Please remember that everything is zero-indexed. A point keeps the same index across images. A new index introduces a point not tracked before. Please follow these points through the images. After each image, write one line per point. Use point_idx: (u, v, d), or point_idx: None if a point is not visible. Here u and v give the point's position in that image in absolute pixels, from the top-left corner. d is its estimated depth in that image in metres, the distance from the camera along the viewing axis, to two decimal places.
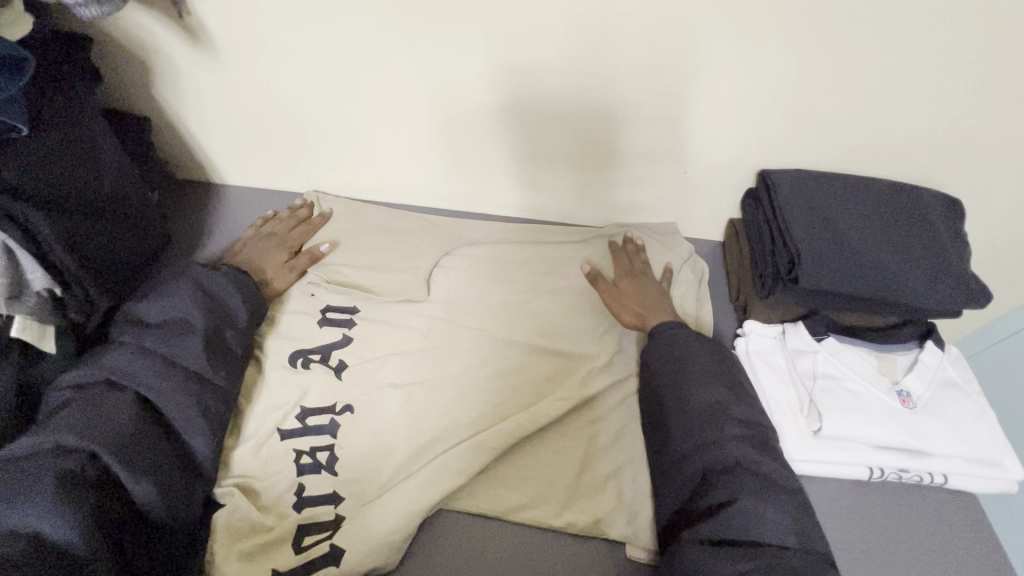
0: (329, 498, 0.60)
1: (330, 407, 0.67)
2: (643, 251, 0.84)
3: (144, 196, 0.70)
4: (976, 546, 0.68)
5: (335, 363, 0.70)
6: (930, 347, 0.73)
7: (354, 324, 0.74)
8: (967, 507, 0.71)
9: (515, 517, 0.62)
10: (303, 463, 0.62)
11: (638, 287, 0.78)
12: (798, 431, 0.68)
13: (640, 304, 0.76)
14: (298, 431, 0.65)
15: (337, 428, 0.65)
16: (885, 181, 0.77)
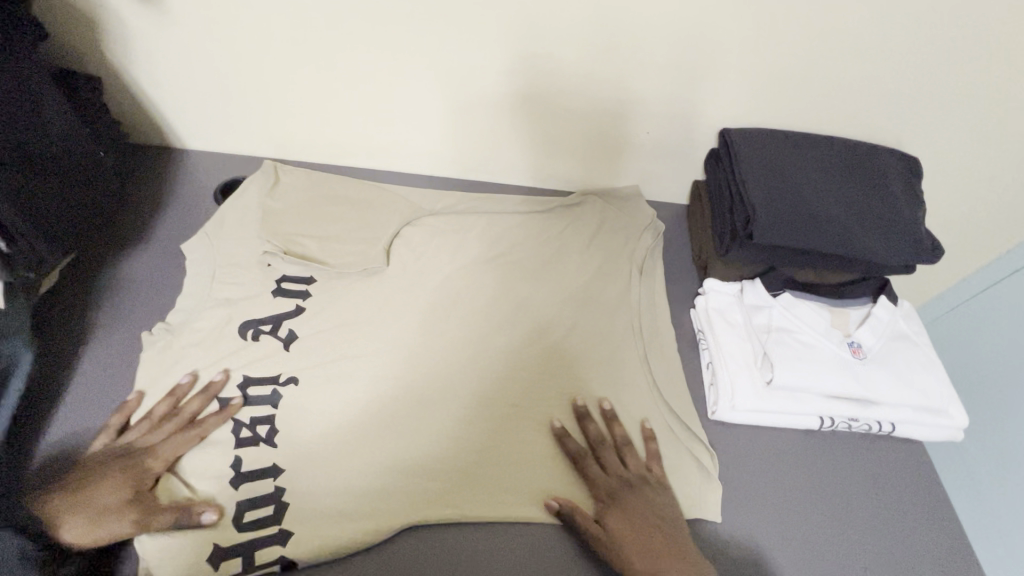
0: (268, 470, 0.61)
1: (275, 377, 0.67)
2: (607, 217, 0.85)
3: (93, 154, 0.69)
4: (919, 490, 0.71)
5: (284, 334, 0.70)
6: (882, 301, 0.74)
7: (309, 295, 0.73)
8: (913, 455, 0.73)
9: (472, 468, 0.64)
10: (241, 437, 0.62)
11: (630, 507, 0.60)
12: (751, 383, 0.70)
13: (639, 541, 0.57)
14: (237, 404, 0.64)
15: (280, 399, 0.65)
16: (841, 138, 0.78)
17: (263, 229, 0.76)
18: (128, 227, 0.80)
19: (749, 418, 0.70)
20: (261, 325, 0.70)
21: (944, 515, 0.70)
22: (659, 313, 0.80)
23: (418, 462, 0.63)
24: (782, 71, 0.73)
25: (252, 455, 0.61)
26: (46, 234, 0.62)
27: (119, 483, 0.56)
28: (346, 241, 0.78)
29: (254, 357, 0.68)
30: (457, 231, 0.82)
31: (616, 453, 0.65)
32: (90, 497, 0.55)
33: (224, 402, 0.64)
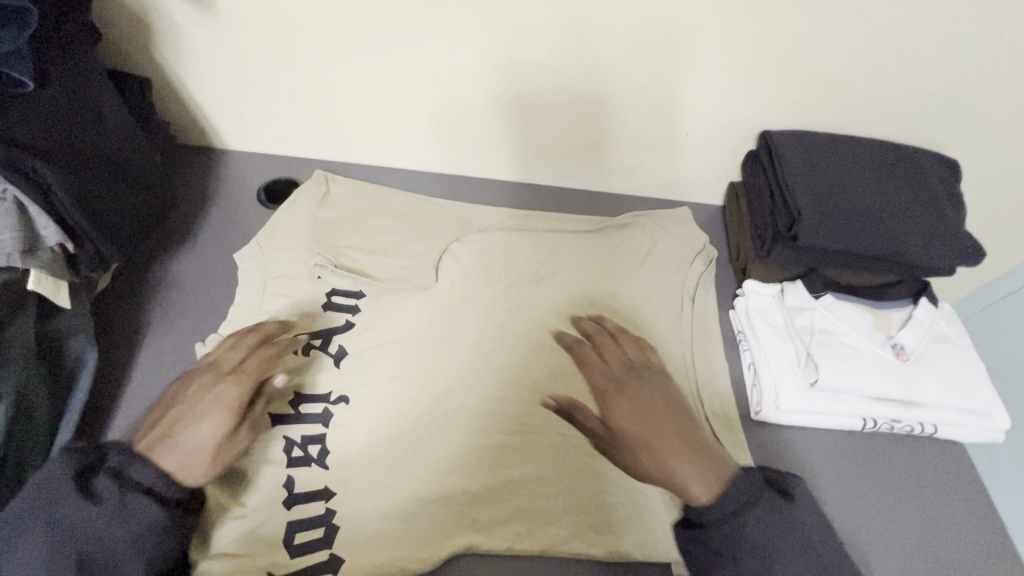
0: (319, 493, 0.62)
1: (325, 396, 0.68)
2: (649, 227, 0.86)
3: (150, 158, 0.70)
4: (961, 487, 0.72)
5: (335, 350, 0.71)
6: (923, 303, 0.75)
7: (358, 310, 0.74)
8: (955, 453, 0.74)
9: (520, 473, 0.66)
10: (295, 456, 0.63)
11: (641, 391, 0.57)
12: (795, 384, 0.70)
13: (651, 427, 0.55)
14: (291, 418, 0.66)
15: (331, 417, 0.66)
16: (884, 142, 0.78)
17: (314, 241, 0.77)
18: (175, 226, 0.81)
19: (793, 419, 0.71)
20: (311, 340, 0.71)
21: (986, 512, 0.71)
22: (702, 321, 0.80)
23: (467, 471, 0.65)
24: (828, 75, 0.73)
25: (304, 475, 0.62)
26: (109, 236, 0.63)
27: (208, 404, 0.54)
28: (393, 253, 0.79)
29: (309, 368, 0.69)
30: (498, 238, 0.83)
31: (615, 344, 0.65)
32: (191, 433, 0.53)
33: (275, 419, 0.65)
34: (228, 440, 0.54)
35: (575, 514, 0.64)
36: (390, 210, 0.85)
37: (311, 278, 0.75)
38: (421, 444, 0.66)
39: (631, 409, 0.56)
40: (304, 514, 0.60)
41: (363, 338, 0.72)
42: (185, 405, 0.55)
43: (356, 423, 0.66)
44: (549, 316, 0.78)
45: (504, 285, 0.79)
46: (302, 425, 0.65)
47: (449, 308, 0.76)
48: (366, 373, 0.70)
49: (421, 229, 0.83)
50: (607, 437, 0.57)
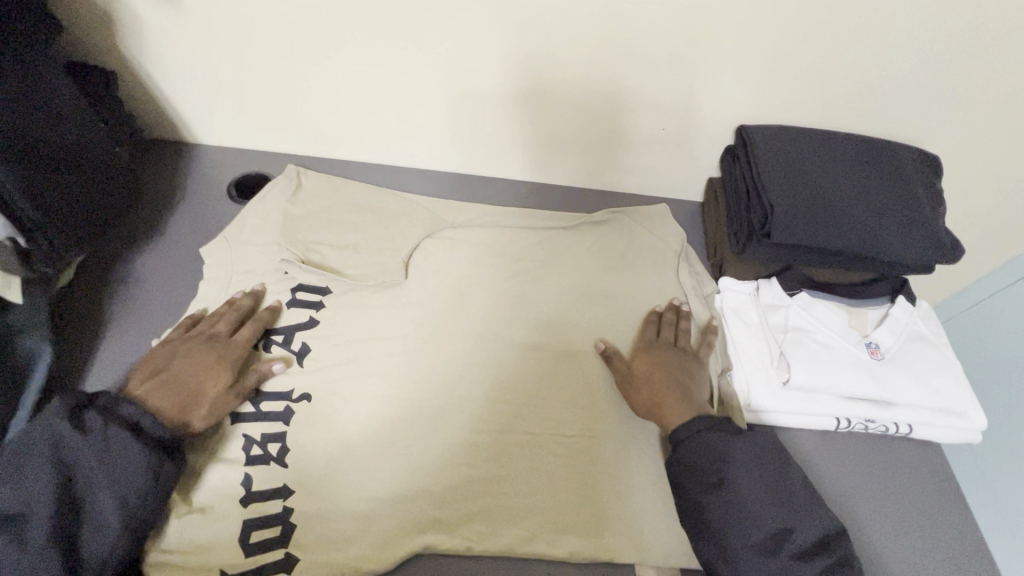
0: (277, 491, 0.61)
1: (287, 393, 0.67)
2: (626, 224, 0.84)
3: (111, 151, 0.68)
4: (941, 496, 0.70)
5: (298, 347, 0.70)
6: (901, 301, 0.73)
7: (323, 307, 0.73)
8: (936, 462, 0.73)
9: (484, 473, 0.65)
10: (253, 454, 0.62)
11: (656, 360, 0.70)
12: (768, 382, 0.69)
13: (662, 389, 0.67)
14: (251, 415, 0.65)
15: (292, 415, 0.65)
16: (863, 137, 0.76)
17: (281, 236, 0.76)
18: (143, 219, 0.80)
19: (767, 418, 0.69)
20: (275, 337, 0.71)
21: (965, 523, 0.69)
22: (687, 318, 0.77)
23: (431, 470, 0.64)
24: (803, 68, 0.72)
25: (262, 473, 0.61)
26: (65, 230, 0.62)
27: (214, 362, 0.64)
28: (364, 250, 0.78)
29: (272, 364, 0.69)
30: (472, 234, 0.82)
31: (672, 330, 0.74)
32: (189, 385, 0.61)
33: (235, 416, 0.65)
34: (224, 393, 0.63)
35: (540, 515, 0.63)
36: (362, 206, 0.83)
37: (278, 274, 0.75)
38: (385, 442, 0.65)
39: (648, 377, 0.69)
40: (261, 512, 0.60)
41: (328, 334, 0.72)
42: (194, 360, 0.63)
43: (319, 420, 0.65)
44: (521, 313, 0.77)
45: (476, 281, 0.78)
46: (261, 423, 0.64)
47: (420, 305, 0.75)
48: (330, 370, 0.69)
49: (393, 225, 0.82)
50: (630, 376, 0.70)
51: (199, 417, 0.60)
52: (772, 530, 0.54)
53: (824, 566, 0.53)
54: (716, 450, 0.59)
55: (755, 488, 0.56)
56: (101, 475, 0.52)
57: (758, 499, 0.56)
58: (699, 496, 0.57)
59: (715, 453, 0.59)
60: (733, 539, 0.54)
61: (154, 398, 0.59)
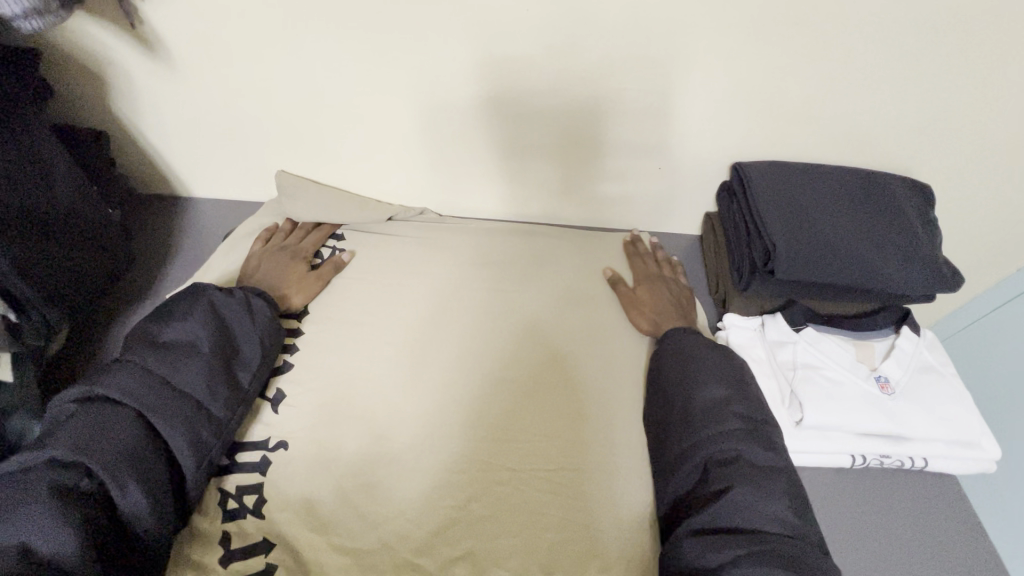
0: (260, 545, 0.58)
1: (263, 442, 0.65)
2: (656, 250, 0.86)
3: (107, 213, 0.68)
4: (956, 552, 0.67)
5: (273, 394, 0.69)
6: (905, 333, 0.73)
7: (297, 350, 0.73)
8: (959, 516, 0.70)
9: (495, 530, 0.60)
10: (230, 509, 0.60)
11: (654, 288, 0.79)
12: (781, 422, 0.68)
13: (660, 309, 0.77)
14: (227, 468, 0.63)
15: (268, 465, 0.63)
16: (855, 169, 0.78)
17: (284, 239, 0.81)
18: (138, 278, 0.78)
19: None
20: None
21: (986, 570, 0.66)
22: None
23: (419, 515, 0.61)
24: (791, 104, 0.74)
25: (241, 528, 0.59)
26: (56, 302, 0.62)
27: (291, 257, 0.78)
28: (352, 294, 0.78)
29: (255, 414, 0.67)
30: (459, 269, 0.82)
31: (656, 262, 0.84)
32: (277, 276, 0.76)
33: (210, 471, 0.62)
34: (308, 281, 0.77)
35: (526, 553, 0.59)
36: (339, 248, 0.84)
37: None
38: (374, 490, 0.62)
39: (653, 299, 0.78)
40: (241, 571, 0.56)
41: (321, 382, 0.70)
42: (275, 262, 0.77)
43: (301, 467, 0.63)
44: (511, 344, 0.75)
45: (472, 317, 0.77)
46: (241, 473, 0.62)
47: (416, 345, 0.74)
48: (316, 415, 0.67)
49: (384, 267, 0.82)
50: (635, 299, 0.79)
51: (288, 300, 0.75)
52: (712, 393, 0.61)
53: (745, 427, 0.58)
54: (672, 347, 0.69)
55: (709, 360, 0.65)
56: (188, 383, 0.55)
57: (710, 371, 0.64)
58: (665, 364, 0.68)
59: (686, 339, 0.69)
60: (680, 397, 0.63)
61: (266, 283, 0.75)
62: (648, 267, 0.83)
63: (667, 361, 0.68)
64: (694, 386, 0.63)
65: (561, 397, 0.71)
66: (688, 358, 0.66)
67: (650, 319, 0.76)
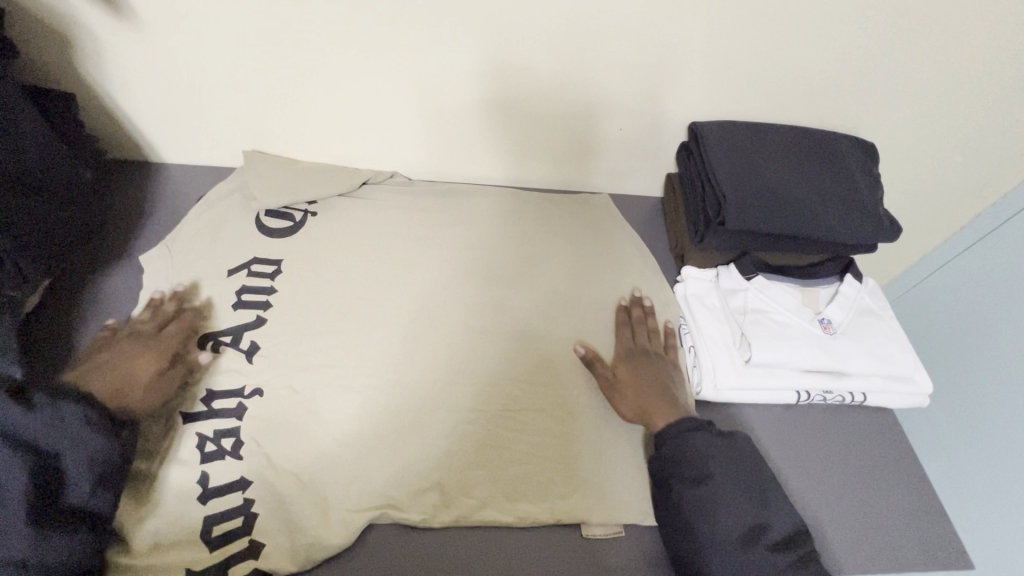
0: (237, 483, 0.61)
1: (239, 390, 0.67)
2: (648, 319, 0.77)
3: (77, 172, 0.70)
4: (891, 476, 0.74)
5: (246, 346, 0.70)
6: (848, 280, 0.78)
7: (269, 304, 0.74)
8: (895, 445, 0.76)
9: (465, 465, 0.65)
10: (207, 451, 0.62)
11: (638, 372, 0.70)
12: (731, 362, 0.72)
13: (646, 395, 0.68)
14: (204, 414, 0.65)
15: (245, 411, 0.65)
16: (805, 127, 0.83)
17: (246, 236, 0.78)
18: (114, 238, 0.80)
19: (733, 396, 0.73)
20: (221, 337, 0.70)
21: (916, 490, 0.73)
22: (633, 296, 0.81)
23: (390, 453, 0.64)
24: (746, 63, 0.76)
25: (218, 469, 0.61)
26: (31, 255, 0.65)
27: (140, 353, 0.64)
28: (325, 253, 0.79)
29: (231, 364, 0.69)
30: (430, 227, 0.85)
31: (645, 332, 0.76)
32: (113, 378, 0.60)
33: (189, 416, 0.64)
34: (156, 383, 0.62)
35: (492, 485, 0.64)
36: (311, 211, 0.84)
37: (238, 276, 0.76)
38: (349, 433, 0.65)
39: (638, 384, 0.69)
40: (220, 506, 0.59)
41: (294, 333, 0.72)
42: (117, 358, 0.63)
43: (278, 412, 0.66)
44: (481, 298, 0.78)
45: (444, 272, 0.80)
46: (218, 421, 0.64)
47: (389, 301, 0.76)
48: (291, 366, 0.69)
49: (357, 229, 0.82)
50: (616, 384, 0.70)
51: (127, 400, 0.59)
52: (748, 526, 0.56)
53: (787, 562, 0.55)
54: (680, 454, 0.62)
55: (729, 479, 0.59)
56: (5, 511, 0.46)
57: (735, 498, 0.58)
58: (678, 490, 0.60)
59: (686, 452, 0.62)
60: (705, 530, 0.57)
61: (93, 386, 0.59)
62: (632, 344, 0.74)
63: (681, 482, 0.60)
64: (719, 514, 0.57)
65: (526, 344, 0.75)
66: (706, 474, 0.60)
67: (637, 406, 0.67)
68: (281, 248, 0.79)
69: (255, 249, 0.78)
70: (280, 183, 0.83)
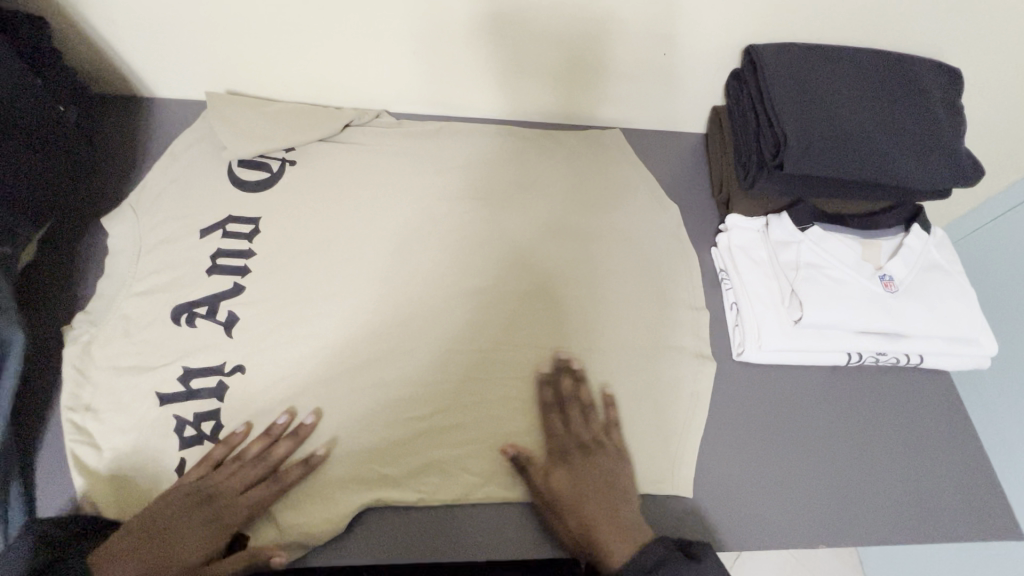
0: None
1: (219, 367, 0.61)
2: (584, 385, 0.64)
3: (53, 111, 0.63)
4: (940, 441, 0.69)
5: (224, 317, 0.63)
6: (915, 231, 0.70)
7: (247, 271, 0.67)
8: (946, 409, 0.71)
9: (487, 436, 0.61)
10: (187, 436, 0.57)
11: (576, 469, 0.57)
12: (778, 321, 0.67)
13: (585, 499, 0.55)
14: (181, 395, 0.59)
15: (226, 391, 0.60)
16: (881, 51, 0.71)
17: (221, 190, 0.71)
18: (105, 184, 0.74)
19: (776, 358, 0.67)
20: (196, 308, 0.64)
21: (965, 454, 0.69)
22: (653, 254, 0.74)
23: (402, 424, 0.60)
24: None
25: (202, 453, 0.57)
26: (15, 205, 0.59)
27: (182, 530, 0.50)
28: (308, 209, 0.71)
29: (210, 338, 0.62)
30: (444, 170, 0.76)
31: (581, 419, 0.61)
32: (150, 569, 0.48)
33: (163, 397, 0.59)
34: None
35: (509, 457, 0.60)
36: (288, 160, 0.74)
37: (213, 237, 0.68)
38: (349, 403, 0.60)
39: (584, 503, 0.55)
40: None
41: (293, 295, 0.66)
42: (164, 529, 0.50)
43: (267, 387, 0.60)
44: (491, 255, 0.71)
45: (461, 221, 0.73)
46: (198, 403, 0.59)
47: (391, 259, 0.69)
48: (279, 335, 0.63)
49: (348, 175, 0.73)
50: (551, 502, 0.56)
51: None
52: None
53: None
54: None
55: None
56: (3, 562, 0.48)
57: None
58: None
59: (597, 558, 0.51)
60: None
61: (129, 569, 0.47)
62: (567, 424, 0.61)
63: None
64: None
65: (552, 302, 0.69)
66: None
67: (584, 522, 0.54)
68: (258, 201, 0.71)
69: (229, 208, 0.70)
70: (253, 131, 0.74)
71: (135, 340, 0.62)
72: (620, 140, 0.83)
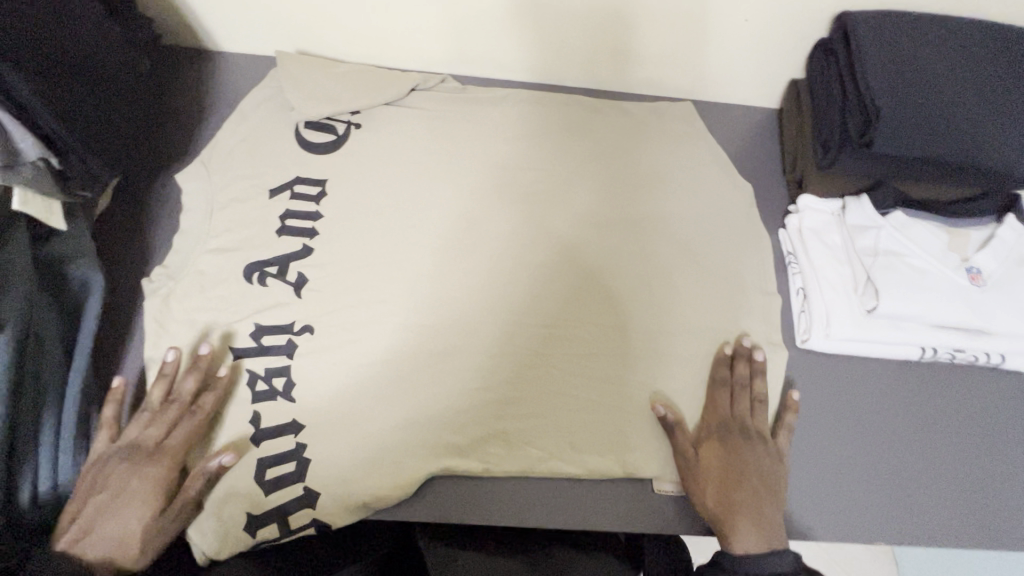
0: (289, 426, 0.57)
1: (288, 325, 0.61)
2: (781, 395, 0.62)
3: (128, 59, 0.64)
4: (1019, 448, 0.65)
5: (295, 278, 0.64)
6: (1010, 222, 0.65)
7: (316, 233, 0.66)
8: None
9: (542, 409, 0.60)
10: (259, 390, 0.59)
11: (737, 450, 0.57)
12: (849, 308, 0.63)
13: (726, 486, 0.55)
14: (253, 350, 0.60)
15: (296, 348, 0.61)
16: (990, 22, 0.65)
17: (284, 148, 0.71)
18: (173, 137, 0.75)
19: (843, 347, 0.65)
20: (267, 267, 0.64)
21: None
22: (724, 235, 0.71)
23: (458, 392, 0.60)
24: None
25: (274, 409, 0.58)
26: (96, 149, 0.59)
27: (142, 480, 0.52)
28: (376, 173, 0.70)
29: (278, 297, 0.63)
30: (506, 137, 0.74)
31: (748, 399, 0.61)
32: (116, 519, 0.50)
33: (236, 352, 0.60)
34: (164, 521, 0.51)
35: (564, 431, 0.60)
36: (355, 122, 0.73)
37: (281, 198, 0.68)
38: (411, 370, 0.60)
39: (730, 482, 0.55)
40: (274, 449, 0.57)
41: (354, 257, 0.65)
42: (132, 481, 0.52)
43: (328, 347, 0.61)
44: (555, 228, 0.69)
45: (523, 191, 0.71)
46: (269, 358, 0.60)
47: (455, 228, 0.68)
48: (339, 296, 0.63)
49: (410, 138, 0.72)
50: (694, 466, 0.57)
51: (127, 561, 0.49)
52: None
53: None
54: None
55: None
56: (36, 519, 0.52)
57: None
58: None
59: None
60: None
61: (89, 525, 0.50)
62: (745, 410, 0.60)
63: None
64: None
65: (612, 277, 0.67)
66: None
67: (719, 501, 0.54)
68: (322, 163, 0.70)
69: (297, 168, 0.69)
70: (319, 90, 0.73)
71: (209, 295, 0.63)
72: (690, 114, 0.80)
